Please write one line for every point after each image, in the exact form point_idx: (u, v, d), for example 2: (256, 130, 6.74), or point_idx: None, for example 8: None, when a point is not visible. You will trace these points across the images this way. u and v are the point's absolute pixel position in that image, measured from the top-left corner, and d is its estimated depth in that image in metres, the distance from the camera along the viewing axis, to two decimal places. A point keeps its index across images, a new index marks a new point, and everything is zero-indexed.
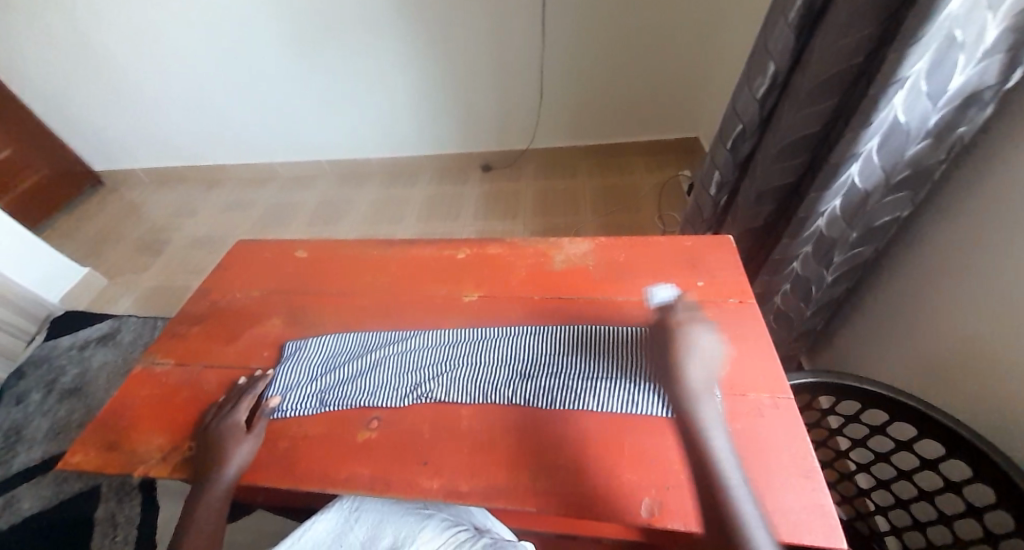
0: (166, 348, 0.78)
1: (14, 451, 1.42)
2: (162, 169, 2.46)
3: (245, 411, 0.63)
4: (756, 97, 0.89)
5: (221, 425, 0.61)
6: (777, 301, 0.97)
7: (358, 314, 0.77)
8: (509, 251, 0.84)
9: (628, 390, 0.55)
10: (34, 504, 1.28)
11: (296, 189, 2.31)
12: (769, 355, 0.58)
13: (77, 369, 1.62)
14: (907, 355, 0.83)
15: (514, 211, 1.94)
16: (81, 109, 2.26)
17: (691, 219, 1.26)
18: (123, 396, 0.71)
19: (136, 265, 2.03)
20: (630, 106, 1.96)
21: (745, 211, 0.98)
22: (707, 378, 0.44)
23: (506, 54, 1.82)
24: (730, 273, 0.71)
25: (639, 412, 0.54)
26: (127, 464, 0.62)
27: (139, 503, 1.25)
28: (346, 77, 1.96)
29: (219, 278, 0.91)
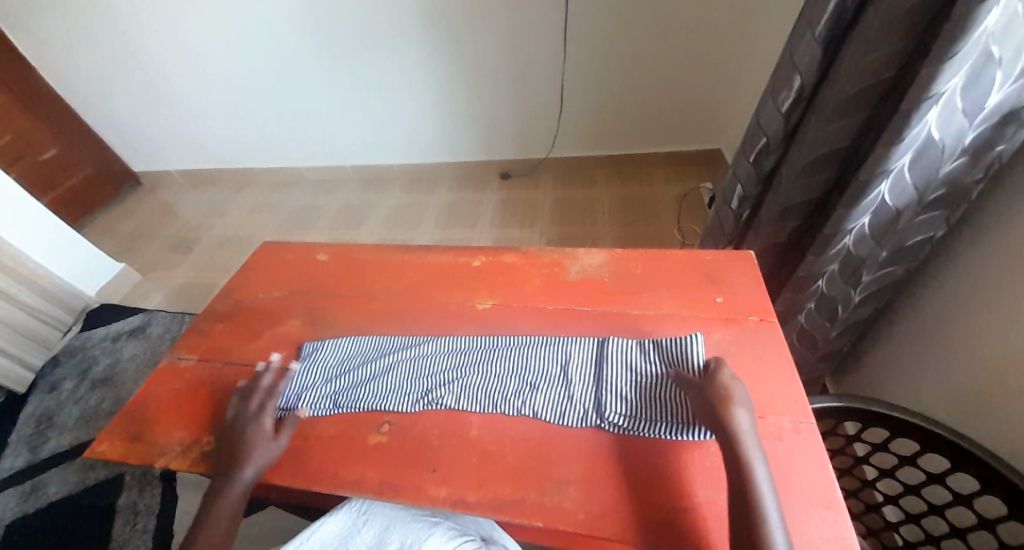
0: (190, 344, 0.81)
1: (46, 436, 1.49)
2: (196, 171, 2.57)
3: (269, 412, 0.62)
4: (780, 111, 0.87)
5: (239, 426, 0.61)
6: (801, 320, 0.94)
7: (373, 318, 0.78)
8: (525, 260, 0.84)
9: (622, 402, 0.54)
10: (62, 489, 1.34)
11: (321, 193, 2.37)
12: (790, 375, 0.56)
13: (107, 361, 1.69)
14: (939, 382, 0.79)
15: (531, 220, 1.95)
16: (124, 112, 2.38)
17: (711, 232, 1.24)
18: (148, 389, 0.74)
19: (168, 263, 2.12)
20: (651, 118, 1.95)
21: (768, 227, 0.96)
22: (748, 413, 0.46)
23: (528, 66, 1.84)
24: (749, 289, 0.69)
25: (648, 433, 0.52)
26: (148, 455, 0.64)
27: (159, 493, 1.29)
28: (372, 85, 2.01)
29: (243, 278, 0.94)
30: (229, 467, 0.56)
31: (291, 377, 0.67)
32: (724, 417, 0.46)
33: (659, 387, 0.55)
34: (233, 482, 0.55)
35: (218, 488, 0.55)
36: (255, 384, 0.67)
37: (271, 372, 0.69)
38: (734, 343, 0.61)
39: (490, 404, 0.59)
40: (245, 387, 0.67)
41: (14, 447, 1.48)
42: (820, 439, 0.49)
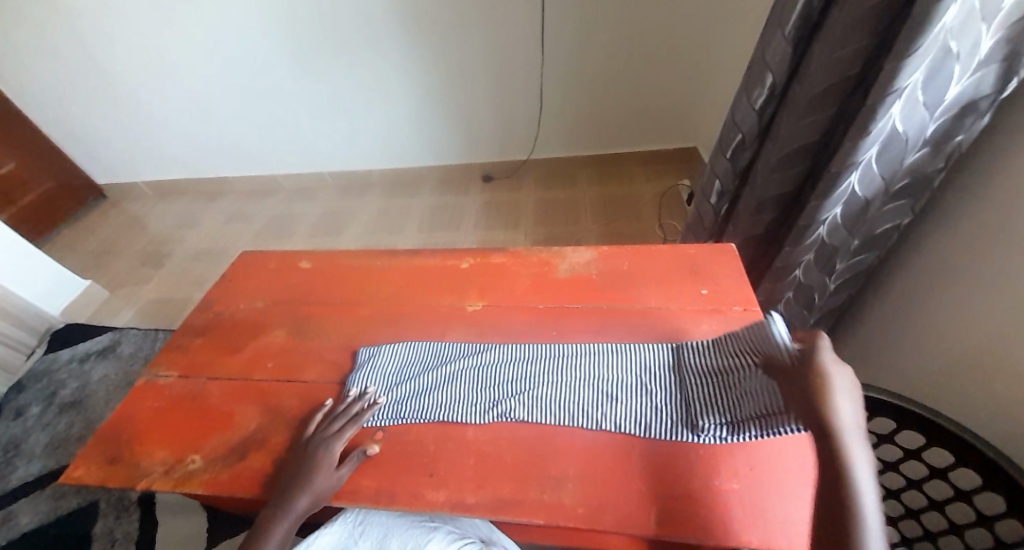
0: (170, 360, 0.78)
1: (11, 466, 1.41)
2: (165, 182, 2.48)
3: (342, 439, 0.58)
4: (754, 107, 0.90)
5: (313, 447, 0.57)
6: (780, 309, 0.97)
7: (361, 325, 0.77)
8: (513, 260, 0.84)
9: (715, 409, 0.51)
10: (31, 520, 1.26)
11: (298, 201, 2.32)
12: None
13: (76, 383, 1.61)
14: (910, 364, 0.83)
15: (514, 221, 1.95)
16: (85, 123, 2.28)
17: (691, 227, 1.26)
18: (126, 409, 0.71)
19: (138, 278, 2.03)
20: (628, 118, 1.98)
21: (746, 220, 0.99)
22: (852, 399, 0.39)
23: (506, 69, 1.86)
24: (734, 280, 0.71)
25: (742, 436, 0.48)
26: (130, 477, 0.62)
27: (138, 519, 1.23)
28: (349, 91, 1.99)
29: (223, 289, 0.91)
30: (283, 497, 0.53)
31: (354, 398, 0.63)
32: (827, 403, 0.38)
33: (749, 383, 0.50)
34: (282, 515, 0.52)
35: (265, 520, 0.53)
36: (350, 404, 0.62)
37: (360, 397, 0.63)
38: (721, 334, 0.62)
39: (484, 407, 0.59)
40: (337, 403, 0.63)
41: None
42: None
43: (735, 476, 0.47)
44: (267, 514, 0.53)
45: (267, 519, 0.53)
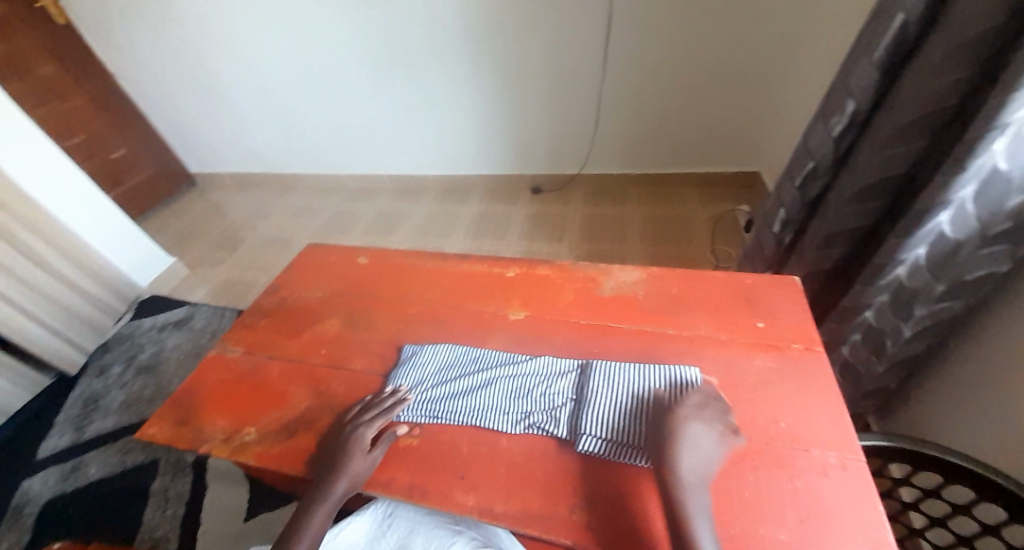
0: (237, 336, 0.85)
1: (91, 417, 1.58)
2: (245, 174, 2.73)
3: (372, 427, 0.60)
4: (831, 135, 0.85)
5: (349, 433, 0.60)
6: (844, 352, 0.91)
7: (408, 323, 0.80)
8: (559, 274, 0.84)
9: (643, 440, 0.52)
10: (102, 468, 1.41)
11: (357, 199, 2.47)
12: (837, 407, 0.53)
13: (153, 349, 1.79)
14: (997, 430, 0.74)
15: (560, 235, 1.95)
16: (185, 117, 2.56)
17: (750, 255, 1.21)
18: (197, 377, 0.78)
19: (213, 259, 2.24)
20: (688, 140, 1.93)
21: (812, 253, 0.93)
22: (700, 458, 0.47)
23: (566, 86, 1.87)
24: (793, 315, 0.67)
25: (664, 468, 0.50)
26: (194, 441, 0.68)
27: (190, 481, 1.33)
28: (414, 99, 2.09)
29: (288, 276, 0.98)
30: (320, 484, 0.56)
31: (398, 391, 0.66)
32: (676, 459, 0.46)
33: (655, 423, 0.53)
34: (321, 503, 0.54)
35: (305, 510, 0.55)
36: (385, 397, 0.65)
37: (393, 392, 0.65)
38: (776, 372, 0.59)
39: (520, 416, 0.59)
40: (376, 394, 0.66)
41: (62, 426, 1.58)
42: (870, 478, 0.46)
43: (782, 526, 0.43)
44: (307, 504, 0.55)
45: (307, 508, 0.55)
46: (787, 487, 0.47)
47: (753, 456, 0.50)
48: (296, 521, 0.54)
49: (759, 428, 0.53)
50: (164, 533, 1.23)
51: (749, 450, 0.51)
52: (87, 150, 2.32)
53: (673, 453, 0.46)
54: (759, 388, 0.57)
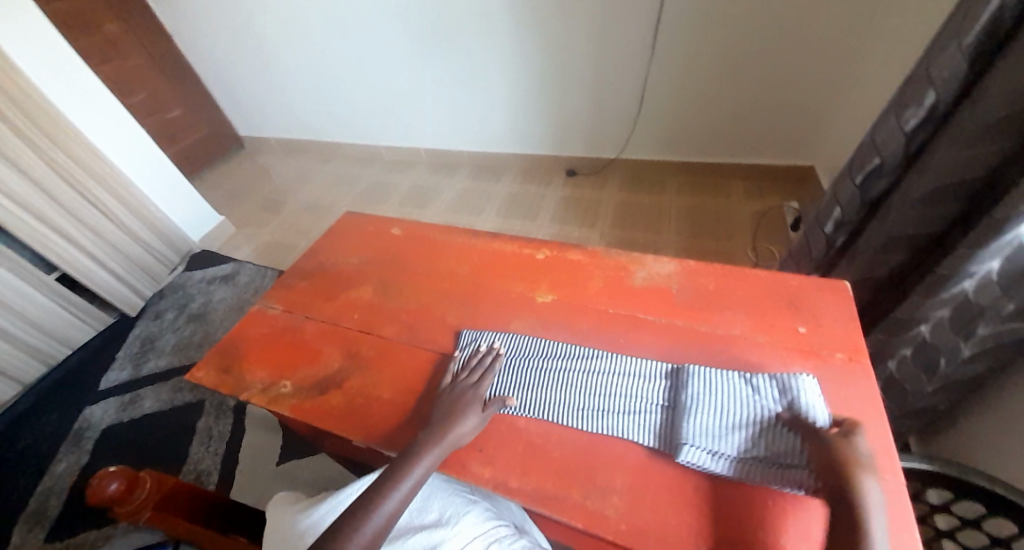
0: (277, 295, 0.89)
1: (146, 357, 1.73)
2: (290, 140, 2.82)
3: (481, 390, 0.61)
4: (903, 130, 0.77)
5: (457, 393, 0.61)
6: (890, 367, 0.86)
7: (437, 297, 0.81)
8: (590, 259, 0.82)
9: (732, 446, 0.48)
10: (154, 404, 1.55)
11: (394, 171, 2.51)
12: (877, 424, 0.50)
13: (202, 300, 1.92)
14: None
15: (593, 220, 1.92)
16: (236, 81, 2.64)
17: (796, 255, 1.15)
18: (240, 330, 0.83)
19: (258, 220, 2.34)
20: (738, 129, 1.80)
21: (866, 258, 0.88)
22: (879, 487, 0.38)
23: (613, 65, 1.77)
24: (839, 324, 0.62)
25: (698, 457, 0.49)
26: (235, 389, 0.73)
27: (230, 424, 1.44)
28: (453, 73, 2.06)
29: (325, 241, 1.01)
30: (419, 447, 0.54)
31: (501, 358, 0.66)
32: (855, 483, 0.38)
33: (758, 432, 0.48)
34: (418, 463, 0.53)
35: (399, 468, 0.52)
36: (484, 362, 0.65)
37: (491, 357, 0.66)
38: (813, 381, 0.56)
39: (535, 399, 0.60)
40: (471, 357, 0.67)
41: (121, 361, 1.73)
42: (906, 501, 0.44)
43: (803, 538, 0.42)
44: (400, 463, 0.53)
45: (401, 467, 0.52)
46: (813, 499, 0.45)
47: None
48: (389, 476, 0.51)
49: None
50: (206, 468, 1.34)
51: None
52: (148, 108, 2.44)
53: (859, 480, 0.38)
54: None
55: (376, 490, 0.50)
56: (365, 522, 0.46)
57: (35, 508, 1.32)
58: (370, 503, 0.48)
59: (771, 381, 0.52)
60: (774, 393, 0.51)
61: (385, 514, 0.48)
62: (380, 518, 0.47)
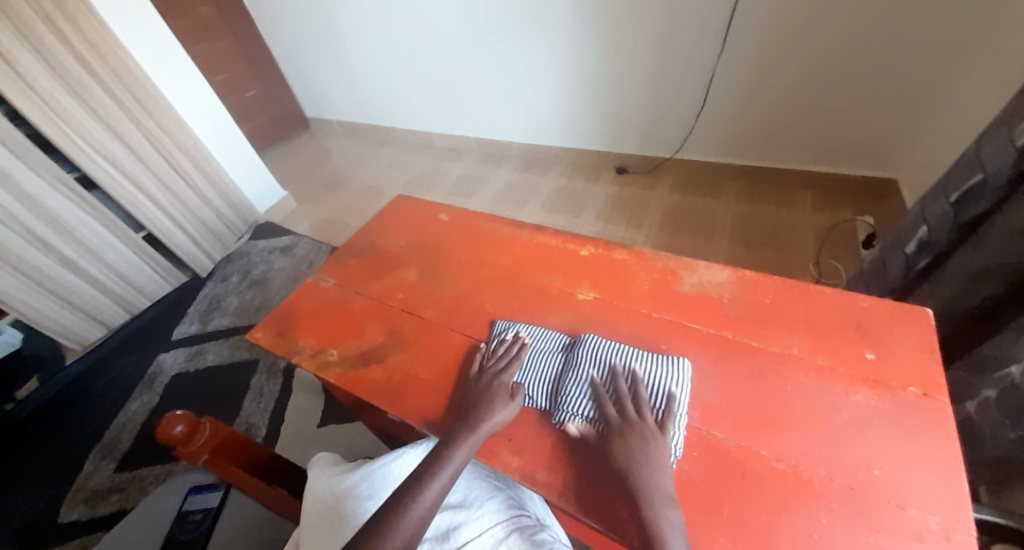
0: (328, 269, 0.93)
1: (212, 314, 1.89)
2: (352, 124, 2.96)
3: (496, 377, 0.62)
4: (1016, 146, 0.68)
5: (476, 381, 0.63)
6: (971, 409, 0.79)
7: (478, 284, 0.82)
8: (637, 261, 0.80)
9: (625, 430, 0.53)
10: (216, 359, 1.69)
11: (445, 159, 2.57)
12: (953, 470, 0.45)
13: (263, 267, 2.07)
14: None
15: (641, 221, 1.86)
16: (307, 65, 2.79)
17: (867, 275, 1.06)
18: (295, 298, 0.88)
19: (317, 198, 2.47)
20: (811, 135, 1.66)
21: (955, 284, 0.79)
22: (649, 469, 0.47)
23: (677, 63, 1.69)
24: (915, 354, 0.56)
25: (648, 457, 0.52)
26: (287, 351, 0.78)
27: (279, 384, 1.55)
28: (511, 66, 2.06)
29: (376, 221, 1.04)
30: (452, 439, 0.56)
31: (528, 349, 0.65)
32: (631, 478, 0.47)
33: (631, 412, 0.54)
34: (454, 456, 0.54)
35: (435, 462, 0.53)
36: (508, 351, 0.65)
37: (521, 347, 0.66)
38: (878, 414, 0.51)
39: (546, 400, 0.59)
40: (500, 344, 0.67)
41: (191, 316, 1.91)
42: None
43: None
44: (435, 457, 0.54)
45: (435, 463, 0.53)
46: (867, 541, 0.42)
47: (829, 496, 0.46)
48: (423, 472, 0.52)
49: (845, 471, 0.47)
50: (256, 422, 1.45)
51: (828, 490, 0.46)
52: (228, 87, 2.64)
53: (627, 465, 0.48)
54: (852, 426, 0.50)
55: (414, 479, 0.51)
56: (405, 513, 0.46)
57: (110, 439, 1.49)
58: (407, 495, 0.49)
59: (664, 368, 0.57)
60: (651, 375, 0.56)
61: (424, 508, 0.48)
62: (421, 510, 0.47)
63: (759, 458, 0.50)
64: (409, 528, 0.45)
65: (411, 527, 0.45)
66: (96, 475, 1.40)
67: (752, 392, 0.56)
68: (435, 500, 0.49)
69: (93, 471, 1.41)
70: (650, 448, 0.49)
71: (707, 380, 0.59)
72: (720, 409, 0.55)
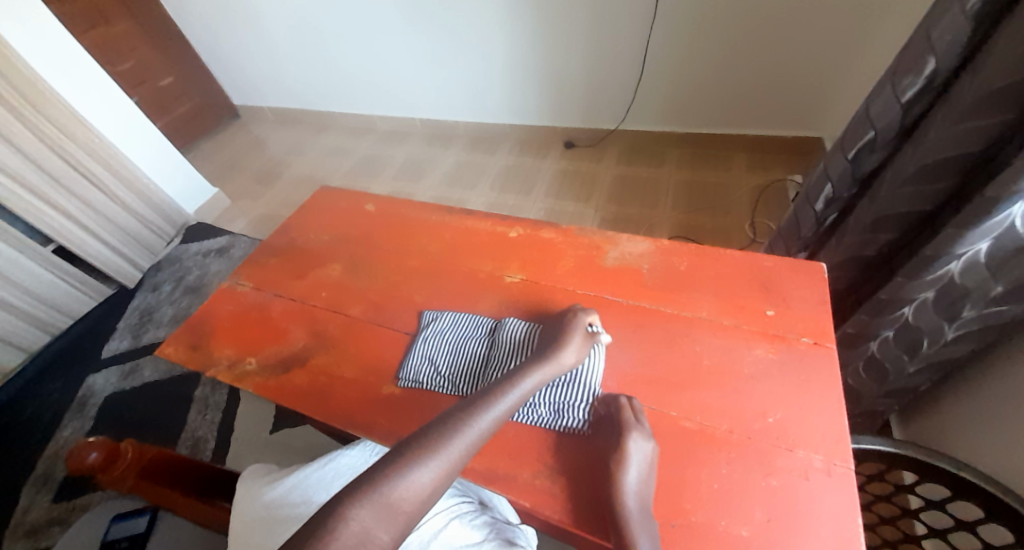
0: (248, 272, 0.88)
1: (145, 328, 1.77)
2: (285, 111, 2.77)
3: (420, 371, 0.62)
4: (900, 101, 0.72)
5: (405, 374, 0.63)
6: (873, 347, 0.83)
7: (406, 275, 0.80)
8: (563, 238, 0.80)
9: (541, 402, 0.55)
10: (153, 374, 1.59)
11: (389, 143, 2.46)
12: (836, 410, 0.49)
13: (198, 272, 1.94)
14: (1012, 453, 0.67)
15: (588, 195, 1.87)
16: (227, 49, 2.57)
17: (784, 234, 1.12)
18: (211, 307, 0.82)
19: (252, 193, 2.32)
20: (741, 98, 1.71)
21: (855, 236, 0.84)
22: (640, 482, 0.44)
23: (612, 32, 1.67)
24: (811, 306, 0.60)
25: (565, 427, 0.53)
26: (204, 364, 0.74)
27: (225, 393, 1.48)
28: (446, 42, 1.98)
29: (299, 216, 0.99)
30: (474, 404, 0.47)
31: (451, 335, 0.65)
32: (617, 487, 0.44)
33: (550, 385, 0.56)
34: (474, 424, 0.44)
35: (452, 424, 0.43)
36: (433, 340, 0.65)
37: (445, 335, 0.66)
38: (775, 365, 0.54)
39: (466, 383, 0.59)
40: (427, 335, 0.67)
41: (121, 331, 1.77)
42: (854, 485, 0.43)
43: (747, 521, 0.43)
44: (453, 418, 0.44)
45: (450, 427, 0.43)
46: (762, 483, 0.45)
47: (731, 447, 0.48)
48: (434, 433, 0.42)
49: (746, 422, 0.50)
50: (203, 436, 1.39)
51: (729, 441, 0.49)
52: (136, 77, 2.39)
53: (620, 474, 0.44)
54: (753, 379, 0.53)
55: (425, 443, 0.40)
56: (406, 478, 0.36)
57: (42, 471, 1.38)
58: (415, 455, 0.39)
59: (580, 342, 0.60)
60: None
61: (426, 477, 0.38)
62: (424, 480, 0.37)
63: (670, 419, 0.52)
64: (409, 504, 0.35)
65: (412, 502, 0.36)
66: (32, 509, 1.30)
67: (667, 358, 0.59)
68: (441, 473, 0.39)
69: (29, 505, 1.31)
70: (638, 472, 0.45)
71: (626, 351, 0.61)
72: (638, 377, 0.57)
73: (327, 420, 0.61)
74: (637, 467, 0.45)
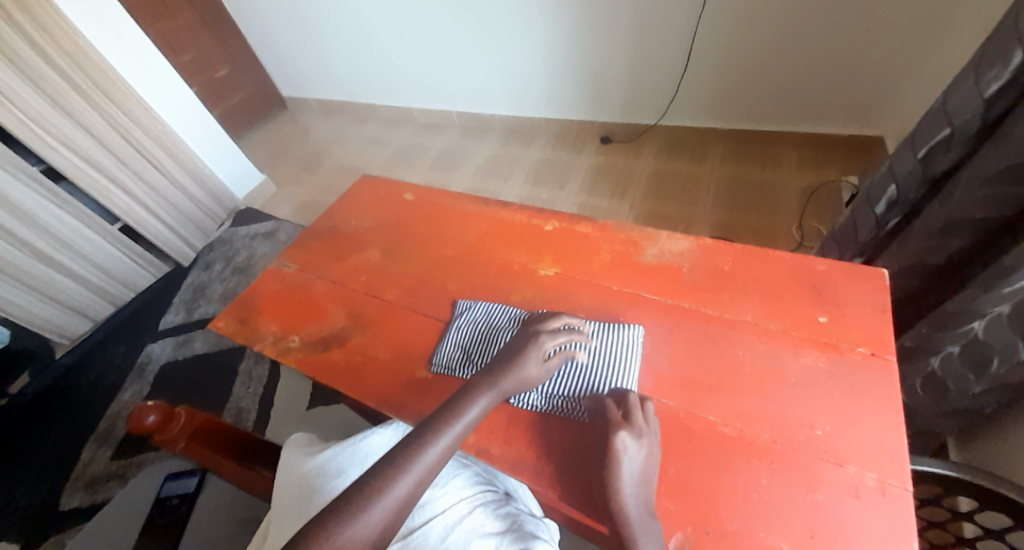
0: (292, 254, 0.92)
1: (197, 303, 1.89)
2: (329, 101, 2.87)
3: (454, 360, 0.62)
4: (981, 96, 0.65)
5: (438, 362, 0.63)
6: (934, 362, 0.78)
7: (442, 263, 0.81)
8: (600, 232, 0.78)
9: (572, 396, 0.54)
10: (203, 346, 1.70)
11: (426, 134, 2.50)
12: (894, 427, 0.45)
13: (245, 253, 2.05)
14: None
15: (624, 191, 1.83)
16: (278, 41, 2.67)
17: (838, 237, 1.05)
18: (258, 286, 0.87)
19: (296, 180, 2.42)
20: (794, 93, 1.61)
21: (921, 240, 0.78)
22: (637, 479, 0.43)
23: (659, 22, 1.61)
24: (867, 312, 0.56)
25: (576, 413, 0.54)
26: (250, 338, 0.78)
27: (266, 369, 1.56)
28: (486, 35, 1.98)
29: (341, 202, 1.02)
30: (428, 430, 0.46)
31: (485, 324, 0.65)
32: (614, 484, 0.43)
33: (584, 378, 0.55)
34: (427, 452, 0.44)
35: (406, 455, 0.43)
36: (468, 329, 0.66)
37: (478, 323, 0.66)
38: (825, 375, 0.51)
39: None
40: (461, 323, 0.67)
41: (176, 305, 1.90)
42: (911, 510, 0.40)
43: (788, 536, 0.40)
44: (406, 448, 0.44)
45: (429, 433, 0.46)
46: (804, 497, 0.43)
47: (772, 457, 0.46)
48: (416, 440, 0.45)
49: (790, 431, 0.47)
50: (245, 407, 1.47)
51: (772, 450, 0.47)
52: (196, 67, 2.53)
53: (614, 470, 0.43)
54: (799, 387, 0.51)
55: (373, 482, 0.39)
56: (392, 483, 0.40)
57: (103, 429, 1.51)
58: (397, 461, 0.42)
59: (616, 336, 0.59)
60: (604, 342, 0.58)
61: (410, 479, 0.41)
62: (376, 520, 0.37)
63: (706, 422, 0.51)
64: (395, 502, 0.39)
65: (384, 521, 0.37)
66: (93, 463, 1.42)
67: (705, 359, 0.57)
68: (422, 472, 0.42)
69: (91, 459, 1.43)
70: (632, 447, 0.44)
71: (662, 349, 0.59)
72: (674, 378, 0.56)
73: (363, 398, 0.63)
74: (628, 446, 0.44)
